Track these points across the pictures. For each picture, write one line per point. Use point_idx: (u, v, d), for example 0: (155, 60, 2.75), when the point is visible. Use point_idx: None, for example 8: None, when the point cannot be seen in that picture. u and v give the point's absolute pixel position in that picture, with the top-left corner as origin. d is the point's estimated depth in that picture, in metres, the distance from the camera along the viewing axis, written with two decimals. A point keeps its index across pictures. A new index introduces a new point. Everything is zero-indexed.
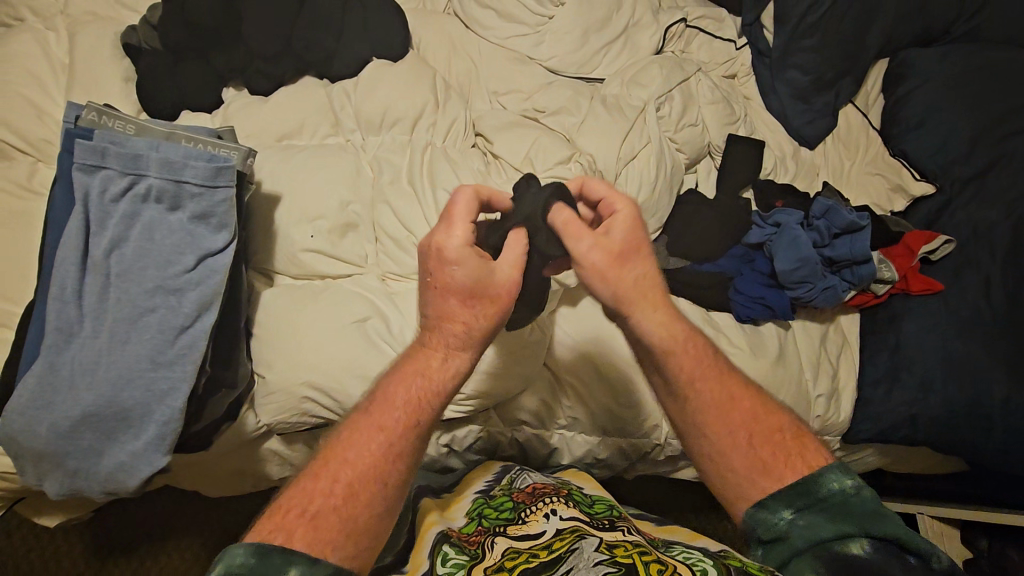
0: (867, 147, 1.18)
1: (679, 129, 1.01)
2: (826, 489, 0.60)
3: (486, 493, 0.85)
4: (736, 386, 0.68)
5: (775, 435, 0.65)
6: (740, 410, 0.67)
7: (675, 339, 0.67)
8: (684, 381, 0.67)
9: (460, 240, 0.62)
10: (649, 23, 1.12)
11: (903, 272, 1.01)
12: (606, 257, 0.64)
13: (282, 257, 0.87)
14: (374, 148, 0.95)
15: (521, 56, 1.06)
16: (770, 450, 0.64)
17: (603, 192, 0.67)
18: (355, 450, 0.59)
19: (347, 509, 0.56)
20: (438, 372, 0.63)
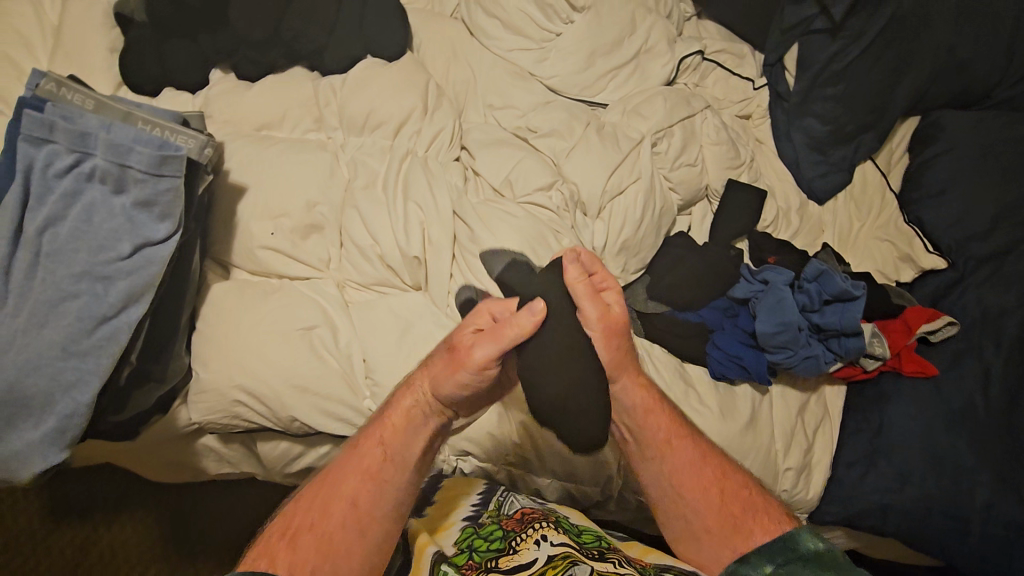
0: (882, 208, 1.10)
1: (675, 168, 0.95)
2: (802, 548, 0.64)
3: (473, 520, 0.78)
4: (706, 449, 0.77)
5: (742, 491, 0.74)
6: (705, 469, 0.75)
7: (649, 406, 0.76)
8: (660, 442, 0.75)
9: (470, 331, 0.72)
10: (663, 52, 1.06)
11: (897, 350, 0.94)
12: (602, 331, 0.73)
13: (236, 250, 0.83)
14: (353, 150, 0.92)
15: (522, 72, 1.02)
16: (738, 506, 0.72)
17: (595, 268, 0.76)
18: (341, 485, 0.69)
19: (332, 539, 0.66)
20: (401, 426, 0.72)
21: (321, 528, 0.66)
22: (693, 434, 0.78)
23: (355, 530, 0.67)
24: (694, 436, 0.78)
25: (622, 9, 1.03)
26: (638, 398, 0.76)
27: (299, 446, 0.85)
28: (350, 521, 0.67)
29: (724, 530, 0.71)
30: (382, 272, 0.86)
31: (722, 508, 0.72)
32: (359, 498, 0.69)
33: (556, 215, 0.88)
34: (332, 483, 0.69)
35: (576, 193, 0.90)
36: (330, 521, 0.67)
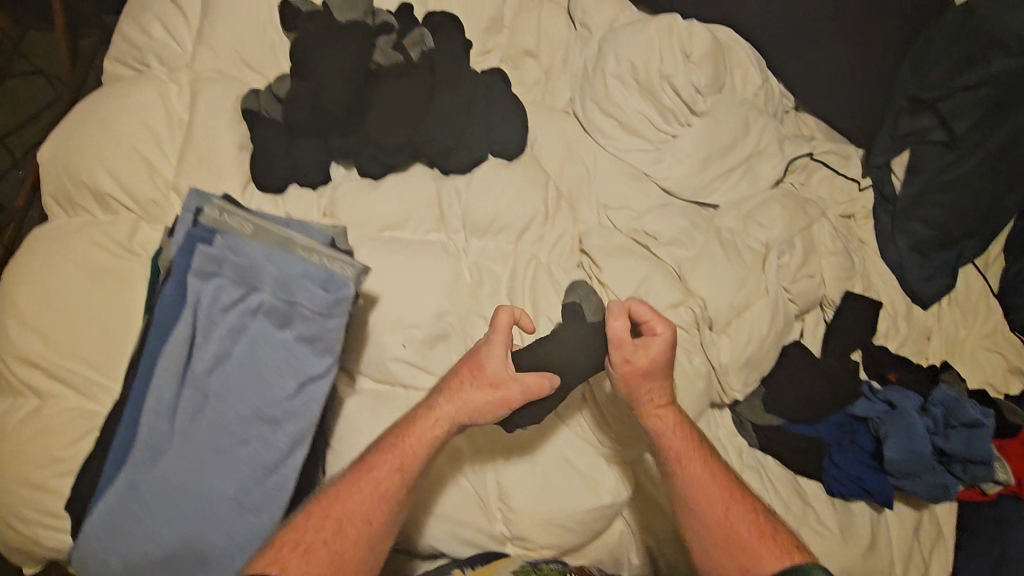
0: (987, 316, 1.10)
1: (796, 281, 0.94)
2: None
3: (533, 564, 0.78)
4: (716, 468, 0.78)
5: (755, 519, 0.74)
6: (718, 489, 0.76)
7: (668, 427, 0.78)
8: (674, 462, 0.77)
9: (499, 365, 0.69)
10: (774, 153, 1.06)
11: (1018, 473, 0.92)
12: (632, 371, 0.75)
13: (369, 362, 0.82)
14: (476, 254, 0.91)
15: (637, 172, 1.01)
16: (750, 530, 0.74)
17: (646, 313, 0.75)
18: (360, 480, 0.66)
19: (340, 550, 0.62)
20: (427, 442, 0.68)
21: (325, 538, 0.62)
22: (710, 455, 0.79)
23: (359, 557, 0.63)
24: (709, 455, 0.79)
25: (737, 111, 1.03)
26: (665, 428, 0.77)
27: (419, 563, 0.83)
28: (349, 552, 0.63)
29: (733, 550, 0.73)
30: None
31: (730, 532, 0.74)
32: (373, 510, 0.65)
33: (687, 333, 0.87)
34: (352, 480, 0.66)
35: (704, 309, 0.89)
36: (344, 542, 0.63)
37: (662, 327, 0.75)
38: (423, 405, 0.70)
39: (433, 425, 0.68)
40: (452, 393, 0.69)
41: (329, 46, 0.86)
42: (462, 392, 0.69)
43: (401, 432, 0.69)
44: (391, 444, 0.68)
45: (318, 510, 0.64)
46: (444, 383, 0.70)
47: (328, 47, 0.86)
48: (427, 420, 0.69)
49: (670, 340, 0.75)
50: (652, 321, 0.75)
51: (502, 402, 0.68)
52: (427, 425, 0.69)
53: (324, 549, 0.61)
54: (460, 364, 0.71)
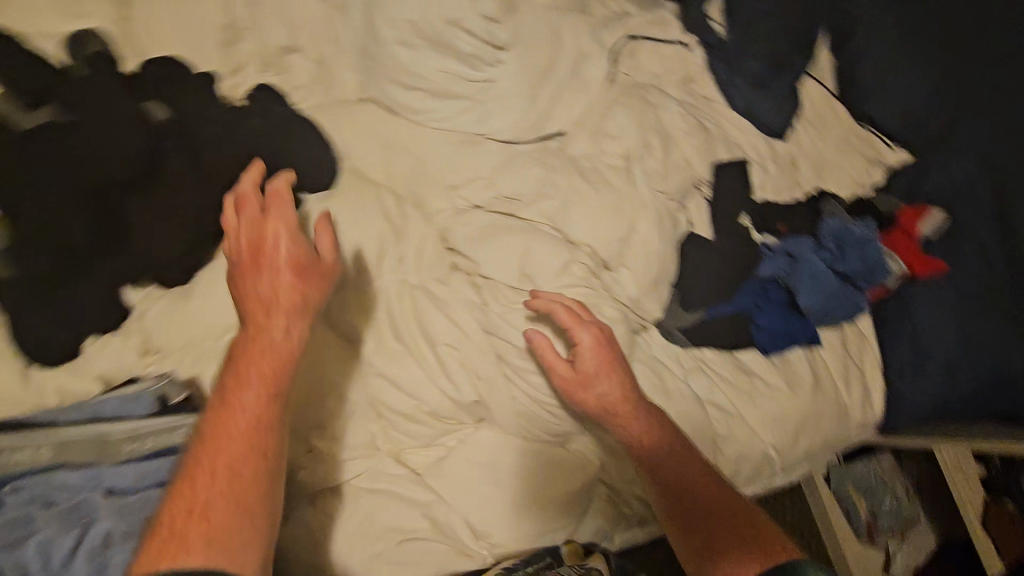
0: (834, 122, 1.13)
1: (668, 178, 0.91)
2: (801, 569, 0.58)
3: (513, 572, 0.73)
4: (707, 476, 0.74)
5: (739, 524, 0.68)
6: (695, 493, 0.73)
7: (654, 434, 0.76)
8: (653, 461, 0.75)
9: (256, 206, 0.67)
10: (595, 51, 0.97)
11: (908, 258, 1.01)
12: (573, 376, 0.75)
13: (276, 486, 0.72)
14: (340, 310, 0.79)
15: (468, 135, 0.90)
16: (728, 534, 0.68)
17: (565, 318, 0.76)
18: (217, 436, 0.56)
19: (233, 500, 0.53)
20: (251, 393, 0.59)
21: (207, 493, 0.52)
22: (687, 453, 0.76)
23: (256, 483, 0.55)
24: (681, 453, 0.76)
25: (541, 24, 0.92)
26: (634, 429, 0.76)
27: None
28: (241, 479, 0.55)
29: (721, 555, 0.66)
30: (442, 425, 0.78)
31: (711, 530, 0.69)
32: (242, 444, 0.56)
33: (589, 289, 0.81)
34: (203, 453, 0.55)
35: (594, 254, 0.84)
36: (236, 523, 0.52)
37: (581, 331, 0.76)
38: (232, 361, 0.61)
39: (257, 370, 0.60)
40: (243, 296, 0.64)
41: (36, 163, 0.67)
42: (267, 321, 0.63)
43: (216, 406, 0.58)
44: (230, 388, 0.59)
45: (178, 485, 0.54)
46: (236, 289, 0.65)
47: (35, 164, 0.67)
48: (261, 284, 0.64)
49: (594, 341, 0.76)
50: (571, 327, 0.76)
51: (299, 277, 0.65)
52: (263, 350, 0.61)
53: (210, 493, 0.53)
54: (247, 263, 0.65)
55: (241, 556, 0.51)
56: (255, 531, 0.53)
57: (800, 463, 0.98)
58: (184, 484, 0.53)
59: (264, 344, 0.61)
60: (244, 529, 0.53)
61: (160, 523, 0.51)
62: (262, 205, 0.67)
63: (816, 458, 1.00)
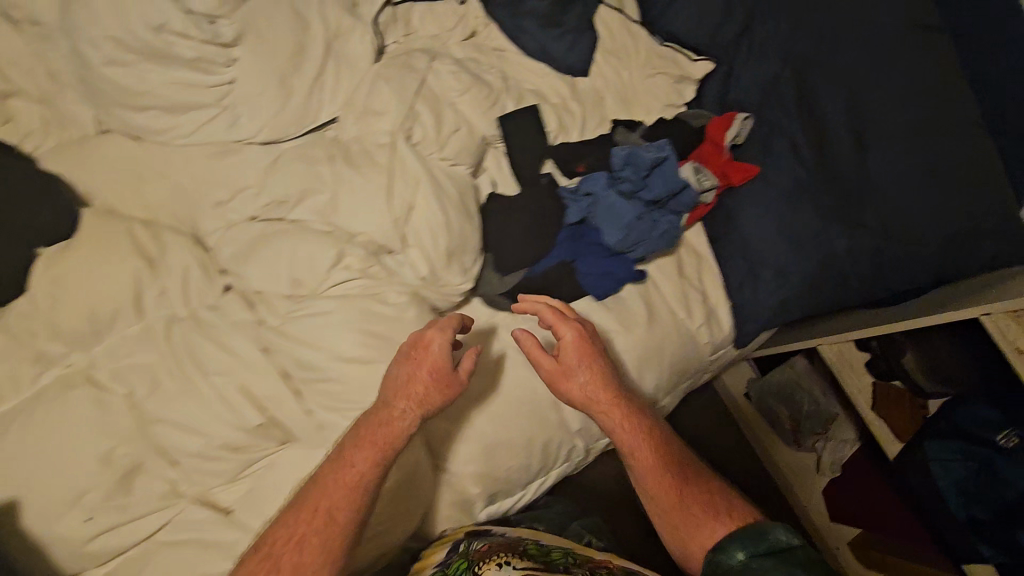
0: (636, 46, 1.08)
1: (445, 143, 0.86)
2: (777, 540, 0.72)
3: (444, 563, 0.78)
4: (709, 484, 0.82)
5: (704, 495, 0.80)
6: (658, 480, 0.80)
7: (657, 441, 0.82)
8: (653, 467, 0.80)
9: (442, 344, 0.72)
10: (351, 26, 0.91)
11: (721, 170, 0.98)
12: (584, 373, 0.80)
13: (66, 559, 0.68)
14: (106, 363, 0.73)
15: (224, 146, 0.84)
16: (696, 508, 0.79)
17: (550, 320, 0.81)
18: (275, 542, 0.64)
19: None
20: (348, 484, 0.67)
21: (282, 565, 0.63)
22: (662, 437, 0.83)
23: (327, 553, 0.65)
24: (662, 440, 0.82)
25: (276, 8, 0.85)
26: (636, 440, 0.80)
27: None
28: (321, 548, 0.65)
29: (686, 519, 0.78)
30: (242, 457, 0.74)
31: (681, 528, 0.78)
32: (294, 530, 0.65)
33: (370, 279, 0.77)
34: (302, 513, 0.66)
35: (374, 242, 0.80)
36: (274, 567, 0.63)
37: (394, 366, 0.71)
38: (347, 439, 0.69)
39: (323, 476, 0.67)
40: (393, 395, 0.70)
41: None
42: (380, 423, 0.69)
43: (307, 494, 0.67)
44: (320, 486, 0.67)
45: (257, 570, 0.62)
46: (401, 357, 0.72)
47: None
48: (382, 417, 0.69)
49: (586, 346, 0.80)
50: (557, 325, 0.81)
51: (420, 402, 0.70)
52: (338, 476, 0.67)
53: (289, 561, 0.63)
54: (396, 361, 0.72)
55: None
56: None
57: (653, 398, 0.98)
58: (258, 549, 0.64)
59: (357, 488, 0.67)
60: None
61: (252, 553, 0.64)
62: (445, 343, 0.72)
63: (671, 386, 1.00)
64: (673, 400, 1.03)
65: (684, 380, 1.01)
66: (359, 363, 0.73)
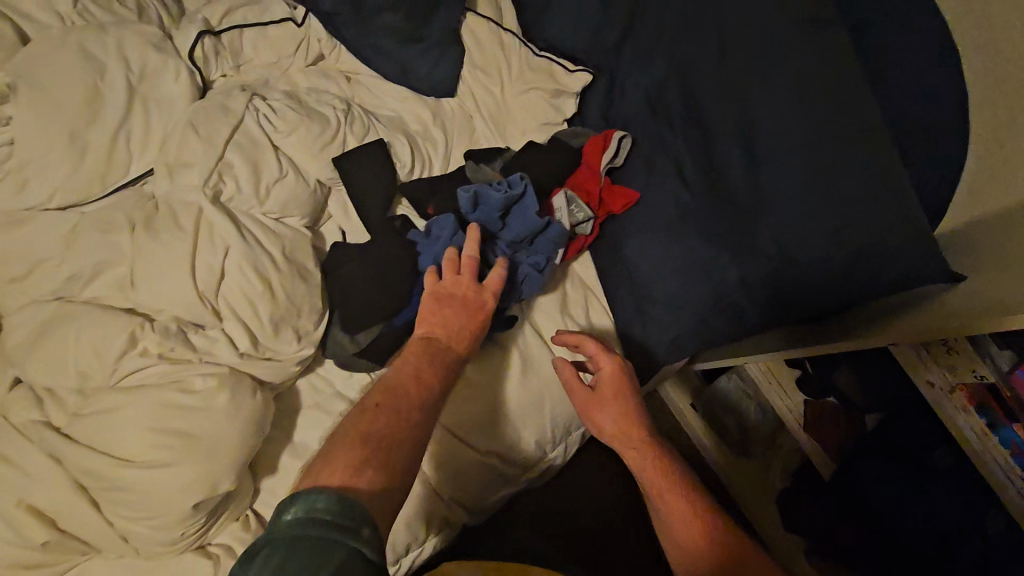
0: (507, 58, 0.97)
1: (266, 197, 0.78)
2: None
3: None
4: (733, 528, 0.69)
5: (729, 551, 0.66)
6: (692, 512, 0.70)
7: (671, 487, 0.72)
8: (669, 499, 0.72)
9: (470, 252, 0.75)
10: (160, 65, 0.80)
11: (597, 197, 0.89)
12: (607, 397, 0.79)
13: None
14: None
15: (9, 215, 0.74)
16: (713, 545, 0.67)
17: (592, 349, 0.81)
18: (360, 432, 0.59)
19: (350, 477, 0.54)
20: (430, 352, 0.69)
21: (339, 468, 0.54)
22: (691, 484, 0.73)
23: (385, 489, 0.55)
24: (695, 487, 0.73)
25: (62, 52, 0.75)
26: (650, 473, 0.74)
27: None
28: (380, 461, 0.57)
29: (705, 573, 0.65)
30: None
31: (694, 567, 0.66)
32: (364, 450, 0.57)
33: (171, 362, 0.68)
34: (398, 399, 0.63)
35: (181, 317, 0.71)
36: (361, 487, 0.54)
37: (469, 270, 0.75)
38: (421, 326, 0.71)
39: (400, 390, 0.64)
40: (432, 310, 0.72)
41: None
42: (422, 344, 0.69)
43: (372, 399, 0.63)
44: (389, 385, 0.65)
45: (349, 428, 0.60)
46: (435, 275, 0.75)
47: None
48: (433, 318, 0.71)
49: (620, 373, 0.80)
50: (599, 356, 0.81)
51: (457, 335, 0.70)
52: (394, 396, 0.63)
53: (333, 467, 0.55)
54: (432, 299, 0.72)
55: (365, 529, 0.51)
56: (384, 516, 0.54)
57: (538, 454, 0.89)
58: (373, 404, 0.62)
59: (408, 427, 0.61)
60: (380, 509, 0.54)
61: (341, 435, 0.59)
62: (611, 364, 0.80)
63: (561, 438, 0.91)
64: (565, 452, 0.94)
65: (575, 429, 0.93)
66: (148, 467, 0.63)
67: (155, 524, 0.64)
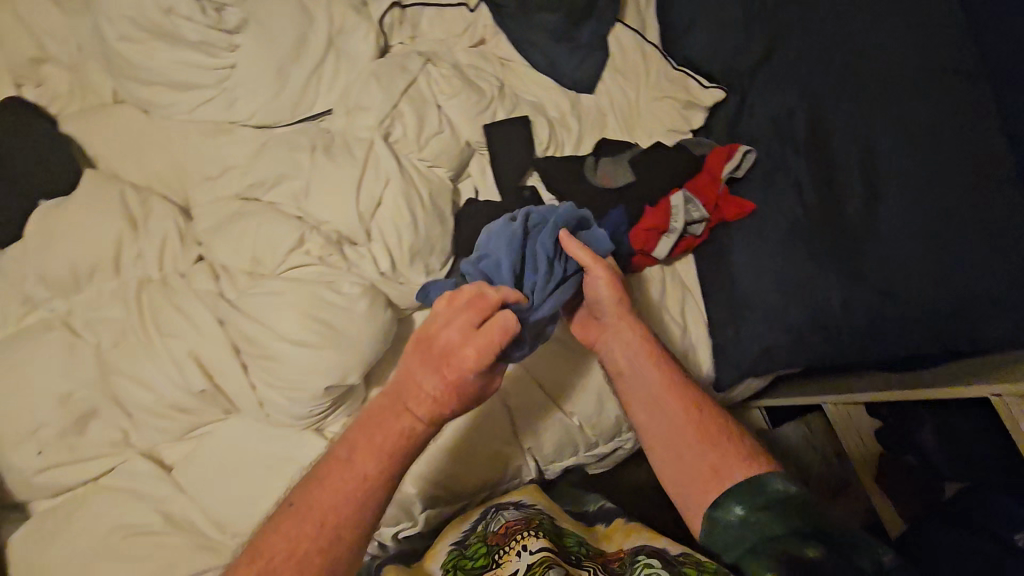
0: (649, 66, 1.05)
1: (424, 145, 0.88)
2: (771, 493, 0.71)
3: (461, 544, 0.83)
4: (715, 432, 0.77)
5: (710, 452, 0.76)
6: (691, 418, 0.78)
7: (655, 381, 0.80)
8: (651, 396, 0.80)
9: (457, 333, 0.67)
10: (356, 24, 0.94)
11: (714, 202, 0.94)
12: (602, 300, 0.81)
13: (14, 485, 0.73)
14: (82, 311, 0.79)
15: (219, 125, 0.88)
16: (710, 448, 0.76)
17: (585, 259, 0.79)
18: (315, 500, 0.65)
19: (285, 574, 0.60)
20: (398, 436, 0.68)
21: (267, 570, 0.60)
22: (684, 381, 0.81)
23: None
24: (688, 388, 0.81)
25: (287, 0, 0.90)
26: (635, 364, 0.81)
27: None
28: (329, 519, 0.64)
29: (704, 467, 0.75)
30: (183, 420, 0.77)
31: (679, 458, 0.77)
32: (336, 494, 0.65)
33: (324, 266, 0.79)
34: (347, 467, 0.66)
35: (339, 231, 0.82)
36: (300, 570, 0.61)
37: (456, 330, 0.68)
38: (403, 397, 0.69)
39: (363, 436, 0.68)
40: (419, 374, 0.69)
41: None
42: (387, 406, 0.69)
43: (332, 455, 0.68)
44: (354, 438, 0.68)
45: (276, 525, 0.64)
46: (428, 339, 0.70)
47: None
48: (414, 380, 0.69)
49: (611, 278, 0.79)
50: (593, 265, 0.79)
51: (430, 401, 0.68)
52: (345, 453, 0.67)
53: (283, 545, 0.62)
54: (422, 350, 0.70)
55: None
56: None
57: (614, 429, 0.93)
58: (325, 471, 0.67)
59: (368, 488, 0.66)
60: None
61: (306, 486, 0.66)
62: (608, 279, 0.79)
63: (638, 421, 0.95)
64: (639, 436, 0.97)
65: None
66: (298, 345, 0.73)
67: (292, 394, 0.74)
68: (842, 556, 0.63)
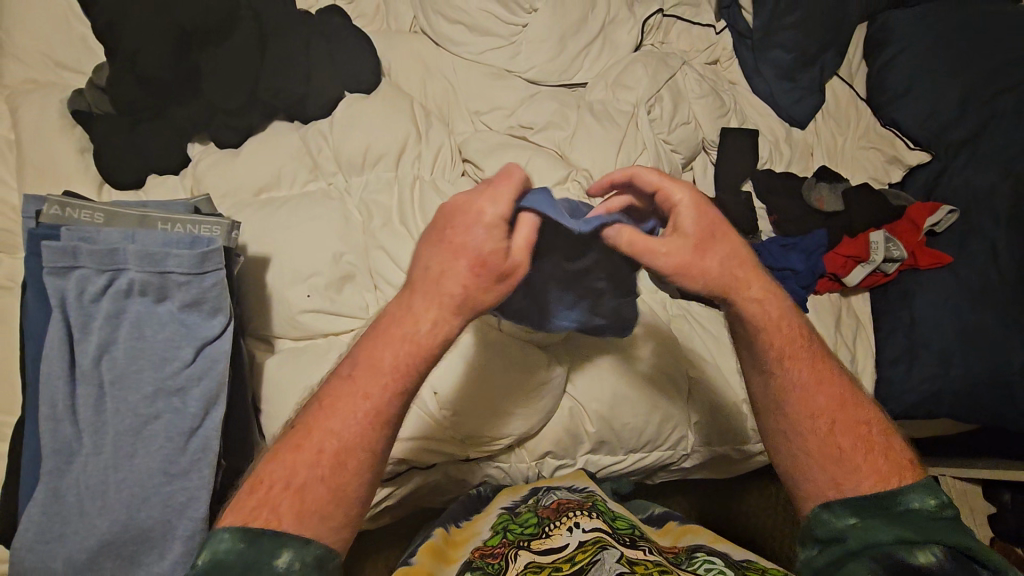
0: (858, 120, 1.17)
1: (672, 130, 0.99)
2: (903, 507, 0.55)
3: (510, 509, 0.82)
4: (846, 419, 0.60)
5: (862, 428, 0.60)
6: (826, 396, 0.60)
7: (783, 344, 0.61)
8: (770, 364, 0.61)
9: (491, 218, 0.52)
10: (626, 17, 1.06)
11: (910, 248, 1.01)
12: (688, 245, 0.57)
13: (277, 321, 0.82)
14: (358, 191, 0.89)
15: (498, 70, 1.00)
16: (849, 438, 0.59)
17: (654, 182, 0.59)
18: (358, 369, 0.53)
19: (331, 463, 0.51)
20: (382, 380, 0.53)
21: (295, 447, 0.51)
22: (821, 356, 0.63)
23: (335, 471, 0.51)
24: (822, 355, 0.63)
25: None
26: (764, 321, 0.60)
27: (390, 487, 0.86)
28: (312, 471, 0.50)
29: (829, 455, 0.58)
30: None
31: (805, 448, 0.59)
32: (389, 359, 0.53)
33: None
34: (327, 418, 0.52)
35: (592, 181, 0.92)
36: (354, 458, 0.51)
37: (483, 201, 0.53)
38: (363, 341, 0.55)
39: (415, 289, 0.54)
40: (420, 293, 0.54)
41: (135, 6, 0.81)
42: (429, 254, 0.55)
43: (377, 323, 0.55)
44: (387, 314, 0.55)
45: (307, 416, 0.53)
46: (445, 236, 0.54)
47: (137, 11, 0.80)
48: (433, 266, 0.54)
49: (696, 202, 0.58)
50: (662, 188, 0.58)
51: (477, 262, 0.53)
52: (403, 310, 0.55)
53: (326, 425, 0.52)
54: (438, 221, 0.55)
55: (318, 531, 0.49)
56: (336, 511, 0.50)
57: None
58: (312, 420, 0.52)
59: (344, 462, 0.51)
60: (316, 503, 0.50)
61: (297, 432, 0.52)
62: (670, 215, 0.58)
63: None
64: None
65: None
66: None
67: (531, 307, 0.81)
68: (968, 570, 0.50)
